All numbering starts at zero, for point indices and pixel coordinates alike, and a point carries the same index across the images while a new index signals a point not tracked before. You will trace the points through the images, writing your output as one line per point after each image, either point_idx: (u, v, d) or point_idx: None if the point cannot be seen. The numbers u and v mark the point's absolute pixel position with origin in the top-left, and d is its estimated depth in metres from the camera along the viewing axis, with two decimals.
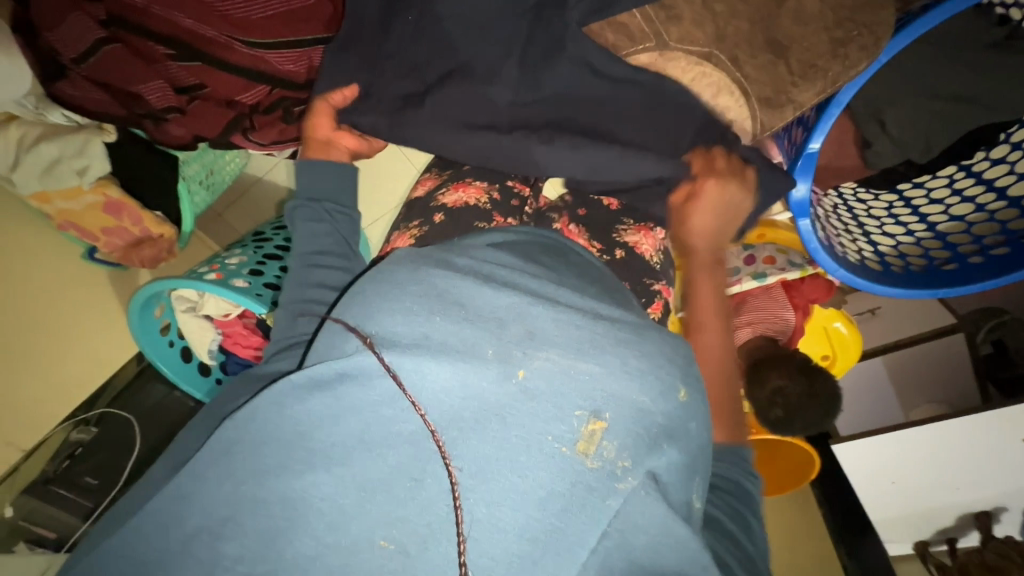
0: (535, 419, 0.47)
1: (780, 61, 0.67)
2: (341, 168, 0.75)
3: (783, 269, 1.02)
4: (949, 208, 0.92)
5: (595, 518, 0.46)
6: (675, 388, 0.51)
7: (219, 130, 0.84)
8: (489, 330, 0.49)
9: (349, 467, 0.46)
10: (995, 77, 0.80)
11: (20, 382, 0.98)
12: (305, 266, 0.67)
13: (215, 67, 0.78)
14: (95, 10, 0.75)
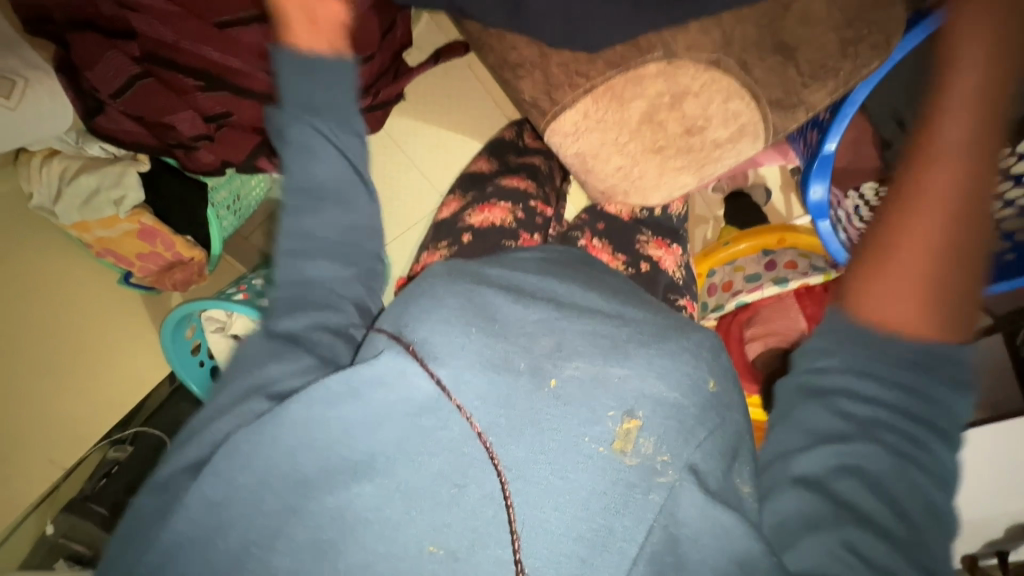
0: (569, 423, 0.47)
1: (789, 62, 0.60)
2: (330, 71, 0.54)
3: (805, 273, 1.00)
4: None
5: (643, 516, 0.45)
6: (703, 379, 0.51)
7: (244, 154, 0.78)
8: (519, 343, 0.50)
9: (393, 475, 0.45)
10: None
11: (61, 402, 1.00)
12: (297, 202, 0.54)
13: (241, 95, 0.75)
14: (131, 48, 0.73)
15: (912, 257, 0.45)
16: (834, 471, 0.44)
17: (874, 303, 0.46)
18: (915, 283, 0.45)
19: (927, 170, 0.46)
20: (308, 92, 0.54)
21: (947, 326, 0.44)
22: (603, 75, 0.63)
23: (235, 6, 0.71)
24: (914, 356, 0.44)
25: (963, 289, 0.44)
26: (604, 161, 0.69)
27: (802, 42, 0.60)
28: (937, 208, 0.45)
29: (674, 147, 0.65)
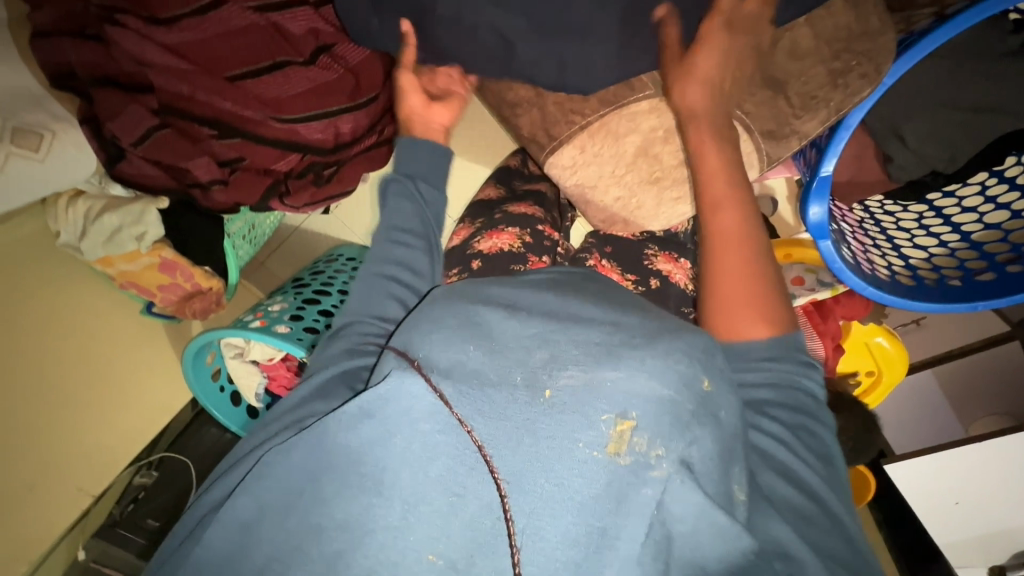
0: (560, 429, 0.41)
1: (779, 96, 0.62)
2: (435, 148, 0.65)
3: (813, 290, 1.01)
4: (983, 215, 0.90)
5: (645, 515, 0.41)
6: (698, 377, 0.44)
7: (258, 195, 0.81)
8: (517, 359, 0.44)
9: (395, 482, 0.42)
10: (1010, 86, 0.79)
11: (86, 430, 1.03)
12: (387, 243, 0.62)
13: (252, 142, 0.77)
14: (148, 99, 0.74)
15: (739, 294, 0.56)
16: (760, 465, 0.52)
17: (729, 328, 0.56)
18: (748, 303, 0.56)
19: (717, 215, 0.58)
20: (413, 163, 0.65)
21: (781, 324, 0.56)
22: (597, 113, 0.65)
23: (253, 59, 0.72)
24: (772, 355, 0.55)
25: (774, 290, 0.57)
26: (602, 193, 0.71)
27: (791, 76, 0.61)
28: (739, 241, 0.57)
29: (671, 177, 0.67)
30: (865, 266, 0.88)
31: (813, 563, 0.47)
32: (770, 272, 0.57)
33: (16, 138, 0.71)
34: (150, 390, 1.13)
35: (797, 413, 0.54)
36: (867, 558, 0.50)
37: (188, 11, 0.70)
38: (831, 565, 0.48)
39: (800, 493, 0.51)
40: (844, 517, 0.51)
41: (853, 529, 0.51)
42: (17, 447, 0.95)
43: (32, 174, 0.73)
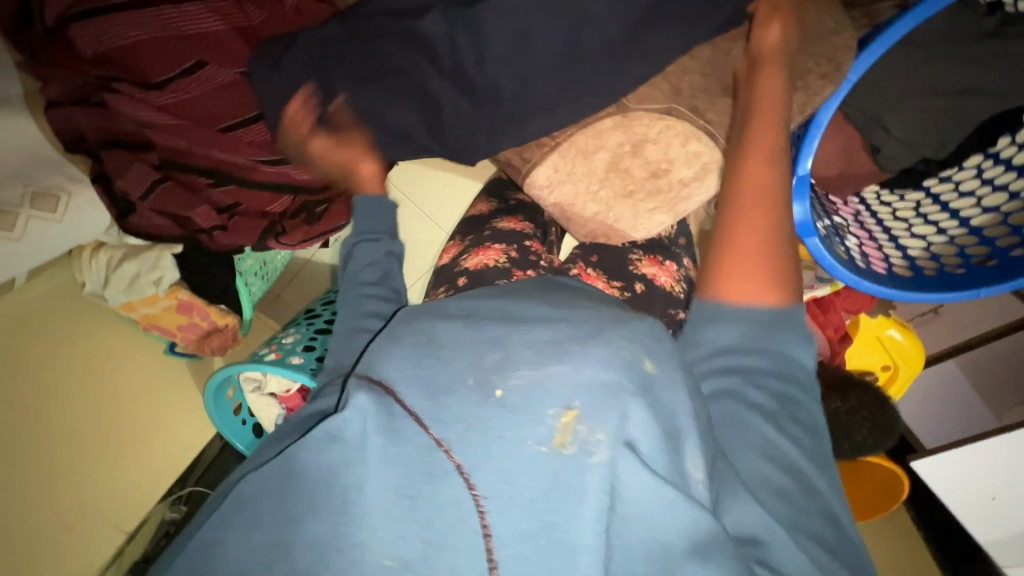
0: (511, 430, 0.42)
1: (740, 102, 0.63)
2: (385, 207, 0.71)
3: (812, 287, 0.99)
4: (982, 199, 0.88)
5: (598, 502, 0.40)
6: (639, 359, 0.45)
7: (255, 236, 0.84)
8: (468, 359, 0.44)
9: (359, 499, 0.43)
10: (991, 67, 0.78)
11: (119, 470, 1.08)
12: (356, 294, 0.66)
13: (244, 185, 0.80)
14: (150, 156, 0.79)
15: (751, 246, 0.54)
16: (738, 447, 0.52)
17: (731, 289, 0.55)
18: (760, 269, 0.54)
19: (743, 175, 0.57)
20: (373, 222, 0.71)
21: (783, 291, 0.54)
22: (565, 133, 0.66)
23: (240, 109, 0.74)
24: (770, 322, 0.54)
25: (790, 261, 0.55)
26: (579, 209, 0.72)
27: None
28: (763, 200, 0.55)
29: (644, 189, 0.68)
30: (857, 261, 0.86)
31: (784, 541, 0.47)
32: (791, 235, 0.56)
33: (34, 202, 0.77)
34: (175, 422, 1.18)
35: (782, 381, 0.53)
36: (847, 536, 0.51)
37: (179, 74, 0.71)
38: (807, 543, 0.48)
39: (777, 468, 0.50)
40: (823, 491, 0.51)
41: (832, 501, 0.52)
42: (53, 489, 0.98)
43: (52, 235, 0.79)
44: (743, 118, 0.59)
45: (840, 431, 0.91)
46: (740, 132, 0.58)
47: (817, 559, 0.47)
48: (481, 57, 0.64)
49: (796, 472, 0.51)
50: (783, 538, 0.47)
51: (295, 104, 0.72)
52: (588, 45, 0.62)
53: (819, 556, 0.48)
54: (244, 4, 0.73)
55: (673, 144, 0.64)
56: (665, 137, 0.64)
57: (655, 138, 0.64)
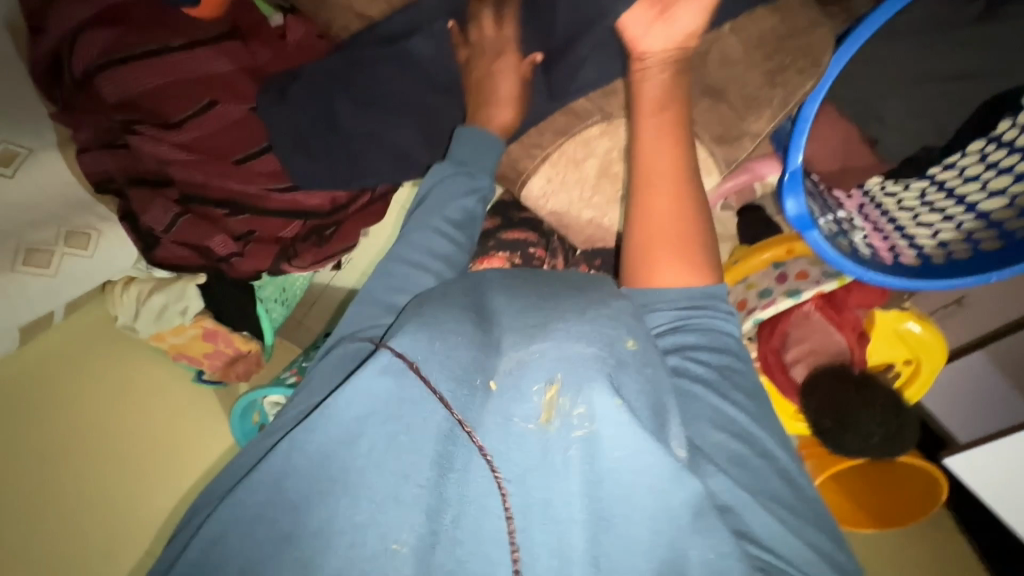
0: (495, 413, 0.44)
1: (720, 103, 0.65)
2: (487, 140, 0.64)
3: (818, 282, 0.98)
4: (987, 183, 0.86)
5: (579, 482, 0.43)
6: (621, 337, 0.47)
7: (271, 259, 0.83)
8: (465, 343, 0.45)
9: (361, 482, 0.43)
10: (982, 52, 0.78)
11: (137, 488, 1.03)
12: (419, 228, 0.59)
13: (257, 213, 0.81)
14: (171, 192, 0.81)
15: (668, 230, 0.57)
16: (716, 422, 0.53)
17: (653, 272, 0.58)
18: (674, 247, 0.58)
19: (648, 155, 0.59)
20: (468, 154, 0.64)
21: (703, 266, 0.58)
22: (555, 143, 0.70)
23: (249, 142, 0.78)
24: (699, 295, 0.57)
25: (701, 235, 0.59)
26: (576, 216, 0.74)
27: (728, 83, 0.64)
28: (669, 183, 0.58)
29: None
30: (861, 253, 0.85)
31: (754, 508, 0.49)
32: (705, 213, 0.59)
33: (68, 240, 0.84)
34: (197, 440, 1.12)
35: (717, 353, 0.56)
36: (801, 492, 0.54)
37: (192, 113, 0.76)
38: (776, 508, 0.51)
39: (735, 435, 0.52)
40: (776, 453, 0.54)
41: (783, 462, 0.54)
42: (73, 523, 0.97)
43: (86, 268, 0.85)
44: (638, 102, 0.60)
45: (849, 422, 0.90)
46: (640, 125, 0.60)
47: (783, 519, 0.50)
48: (473, 78, 0.69)
49: (747, 437, 0.53)
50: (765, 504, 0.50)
51: (302, 133, 0.77)
52: (572, 55, 0.67)
53: (785, 517, 0.50)
54: (250, 45, 0.79)
55: None
56: None
57: None
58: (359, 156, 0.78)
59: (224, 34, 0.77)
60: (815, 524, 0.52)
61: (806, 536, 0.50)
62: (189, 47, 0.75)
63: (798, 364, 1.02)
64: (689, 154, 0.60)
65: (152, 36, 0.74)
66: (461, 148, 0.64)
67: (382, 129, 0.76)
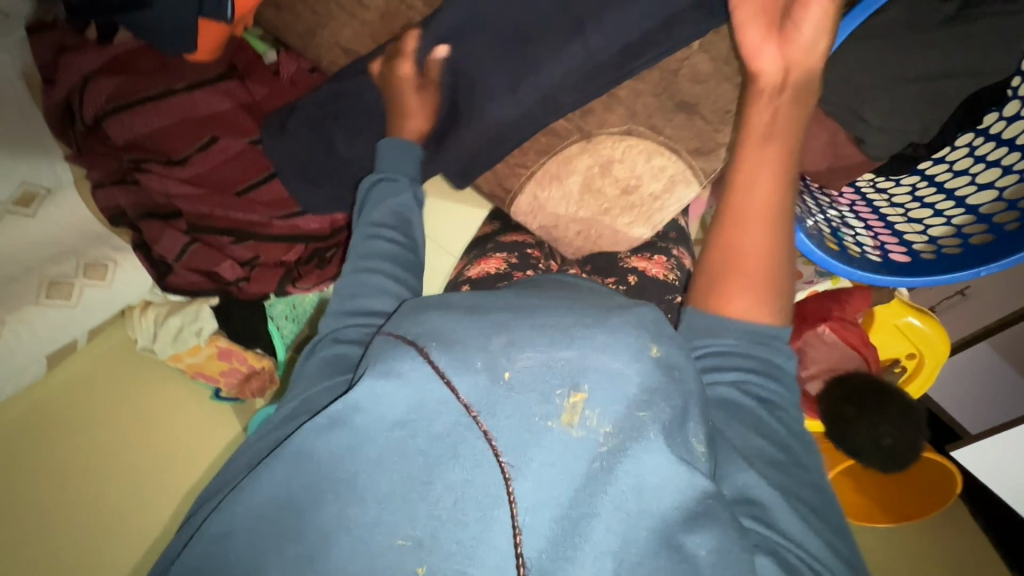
0: (517, 413, 0.41)
1: (695, 117, 0.65)
2: (408, 146, 0.68)
3: (812, 282, 1.05)
4: (976, 176, 0.87)
5: (619, 492, 0.41)
6: (645, 345, 0.46)
7: (275, 282, 0.86)
8: (479, 344, 0.44)
9: (367, 483, 0.43)
10: (961, 49, 0.78)
11: (136, 482, 1.07)
12: (364, 237, 0.61)
13: (261, 239, 0.84)
14: (179, 223, 0.83)
15: (749, 264, 0.56)
16: (727, 420, 0.53)
17: (728, 302, 0.56)
18: (754, 282, 0.56)
19: (750, 189, 0.57)
20: (393, 165, 0.66)
21: (776, 310, 0.56)
22: (538, 162, 0.72)
23: (250, 172, 0.82)
24: (758, 338, 0.55)
25: (784, 280, 0.57)
26: (564, 230, 0.77)
27: (700, 98, 0.65)
28: (761, 223, 0.57)
29: (619, 206, 0.72)
30: (849, 250, 0.87)
31: (784, 508, 0.49)
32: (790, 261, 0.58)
33: (87, 271, 0.88)
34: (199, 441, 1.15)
35: (768, 374, 0.55)
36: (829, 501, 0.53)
37: (195, 149, 0.80)
38: (804, 511, 0.50)
39: (772, 441, 0.52)
40: (810, 464, 0.53)
41: (817, 473, 0.53)
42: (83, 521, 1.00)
43: (102, 298, 0.90)
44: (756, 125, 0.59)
45: (867, 413, 0.90)
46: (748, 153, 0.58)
47: (807, 518, 0.50)
48: (455, 104, 0.72)
49: (788, 446, 0.53)
50: (779, 506, 0.49)
51: (300, 162, 0.81)
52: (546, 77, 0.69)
53: (811, 519, 0.50)
54: (247, 83, 0.83)
55: (638, 158, 0.68)
56: (630, 155, 0.68)
57: (620, 158, 0.69)
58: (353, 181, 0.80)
59: (221, 75, 0.81)
60: (825, 520, 0.51)
61: (826, 536, 0.49)
62: (190, 88, 0.80)
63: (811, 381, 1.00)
64: (791, 197, 0.58)
65: (154, 82, 0.79)
66: (395, 158, 0.67)
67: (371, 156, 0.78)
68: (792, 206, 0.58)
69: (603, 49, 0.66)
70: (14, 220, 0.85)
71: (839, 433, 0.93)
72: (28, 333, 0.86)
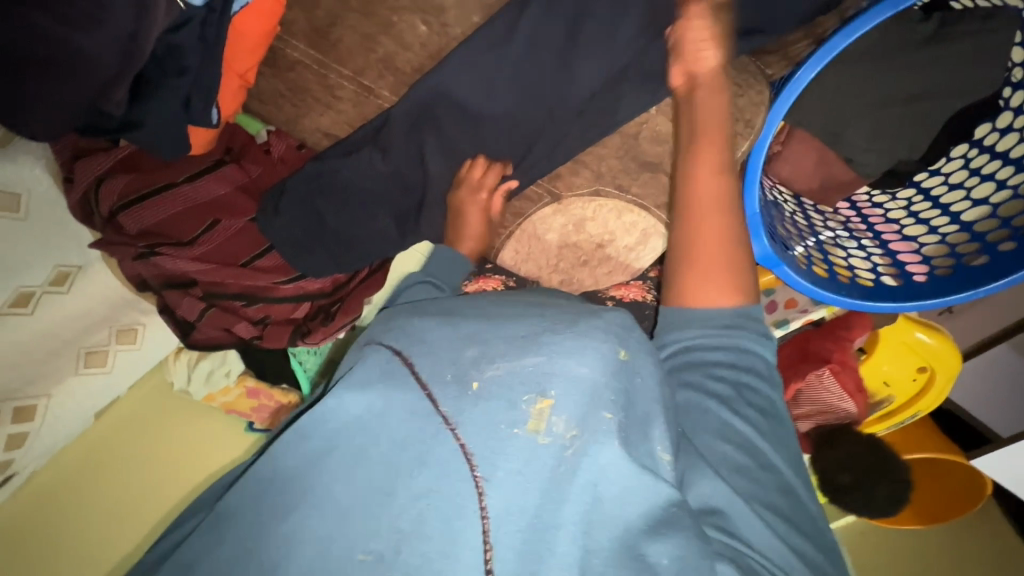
0: (478, 419, 0.43)
1: (659, 174, 0.78)
2: (458, 262, 0.74)
3: (806, 311, 0.99)
4: (971, 189, 0.85)
5: (580, 502, 0.43)
6: (613, 347, 0.47)
7: (285, 340, 0.87)
8: (447, 353, 0.47)
9: (327, 496, 0.44)
10: (940, 68, 0.78)
11: (103, 489, 0.97)
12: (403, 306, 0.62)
13: (268, 300, 0.88)
14: (195, 290, 0.88)
15: (708, 249, 0.59)
16: (699, 427, 0.54)
17: (691, 292, 0.59)
18: (713, 269, 0.58)
19: (694, 182, 0.61)
20: (437, 269, 0.72)
21: (738, 290, 0.58)
22: (515, 223, 0.84)
23: (251, 245, 0.88)
24: (727, 324, 0.57)
25: (743, 262, 0.59)
26: (548, 281, 0.84)
27: (663, 157, 0.77)
28: (711, 210, 0.60)
29: (596, 258, 0.81)
30: (839, 275, 0.86)
31: (746, 513, 0.49)
32: (745, 237, 0.60)
33: (119, 337, 0.96)
34: (172, 454, 1.02)
35: (740, 376, 0.56)
36: (802, 506, 0.53)
37: (202, 231, 0.86)
38: (771, 517, 0.50)
39: (738, 447, 0.52)
40: (779, 468, 0.53)
41: (787, 476, 0.54)
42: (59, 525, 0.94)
43: (134, 359, 0.98)
44: (693, 122, 0.65)
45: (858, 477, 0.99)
46: (691, 147, 0.63)
47: (778, 528, 0.50)
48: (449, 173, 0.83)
49: (757, 451, 0.53)
50: (747, 511, 0.49)
51: (296, 230, 0.86)
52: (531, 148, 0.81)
53: (775, 522, 0.50)
54: (243, 165, 0.90)
55: (610, 215, 0.80)
56: (601, 212, 0.80)
57: (591, 215, 0.81)
58: (354, 243, 0.86)
59: (218, 162, 0.89)
60: (801, 528, 0.51)
61: (794, 542, 0.50)
62: (192, 178, 0.87)
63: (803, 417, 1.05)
64: (734, 184, 0.62)
65: (162, 174, 0.86)
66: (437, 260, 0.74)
67: (370, 217, 0.85)
68: (736, 193, 0.62)
69: (567, 120, 0.79)
70: (55, 300, 0.90)
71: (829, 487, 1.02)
72: (70, 401, 0.92)
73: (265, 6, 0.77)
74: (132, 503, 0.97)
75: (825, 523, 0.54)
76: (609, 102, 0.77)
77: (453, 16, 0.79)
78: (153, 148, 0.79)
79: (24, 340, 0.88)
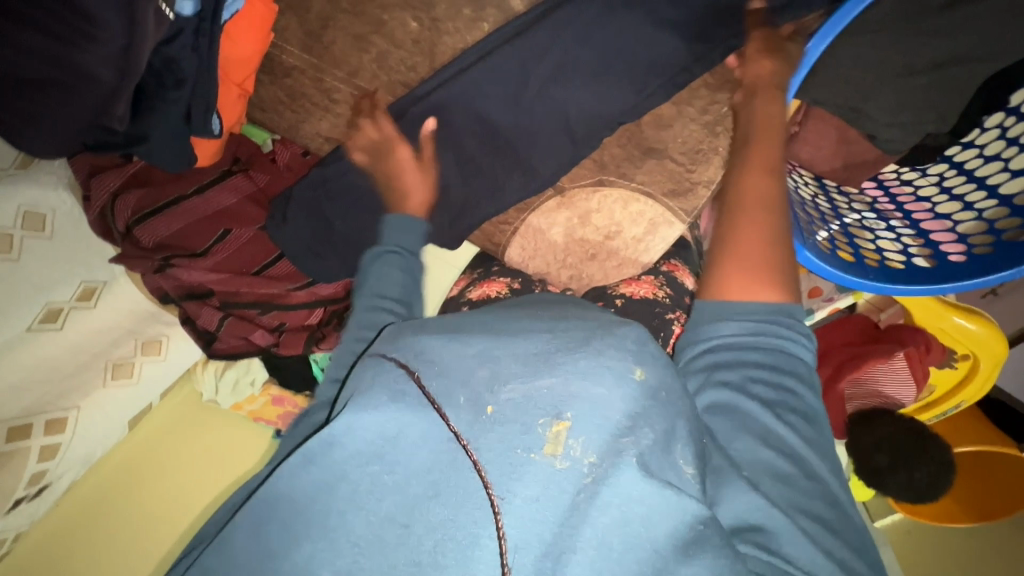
0: (500, 445, 0.41)
1: (665, 159, 0.75)
2: (415, 223, 0.67)
3: (832, 298, 0.99)
4: (1009, 160, 0.79)
5: (600, 525, 0.40)
6: (629, 368, 0.44)
7: (302, 346, 0.88)
8: (459, 376, 0.45)
9: (341, 525, 0.42)
10: (966, 30, 0.73)
11: (141, 499, 1.00)
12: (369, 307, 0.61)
13: (284, 306, 0.89)
14: (212, 299, 0.89)
15: (751, 241, 0.56)
16: (731, 431, 0.50)
17: (726, 285, 0.56)
18: (752, 263, 0.55)
19: (742, 176, 0.61)
20: (397, 239, 0.67)
21: (779, 285, 0.54)
22: (520, 218, 0.82)
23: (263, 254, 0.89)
24: (765, 318, 0.53)
25: (786, 261, 0.56)
26: (556, 277, 0.83)
27: (667, 142, 0.75)
28: (758, 204, 0.58)
29: (603, 251, 0.79)
30: (867, 259, 0.83)
31: (791, 529, 0.46)
32: (790, 236, 0.57)
33: (144, 349, 0.98)
34: (203, 463, 1.04)
35: (778, 373, 0.52)
36: (848, 518, 0.49)
37: (214, 240, 0.88)
38: (812, 527, 0.46)
39: (777, 453, 0.49)
40: (820, 472, 0.49)
41: (831, 484, 0.49)
42: (101, 537, 0.96)
43: (159, 371, 0.99)
44: (746, 127, 0.66)
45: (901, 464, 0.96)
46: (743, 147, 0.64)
47: (822, 540, 0.46)
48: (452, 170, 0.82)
49: (794, 455, 0.49)
50: (784, 526, 0.46)
51: (305, 239, 0.87)
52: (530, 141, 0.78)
53: (820, 537, 0.46)
54: (251, 174, 0.92)
55: (615, 205, 0.77)
56: (604, 204, 0.78)
57: (596, 207, 0.78)
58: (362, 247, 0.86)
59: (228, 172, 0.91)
60: (849, 542, 0.47)
61: (839, 553, 0.46)
62: (202, 191, 0.89)
63: (859, 399, 1.03)
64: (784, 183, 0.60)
65: (174, 188, 0.89)
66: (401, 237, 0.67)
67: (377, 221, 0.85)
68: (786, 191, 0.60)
69: (566, 110, 0.76)
70: (79, 315, 0.93)
71: (874, 476, 0.99)
72: (100, 414, 0.94)
73: (256, 14, 0.79)
74: (171, 511, 0.99)
75: (873, 539, 0.50)
76: (609, 88, 0.75)
77: (443, 11, 0.78)
78: (160, 161, 0.83)
79: (50, 357, 0.91)
